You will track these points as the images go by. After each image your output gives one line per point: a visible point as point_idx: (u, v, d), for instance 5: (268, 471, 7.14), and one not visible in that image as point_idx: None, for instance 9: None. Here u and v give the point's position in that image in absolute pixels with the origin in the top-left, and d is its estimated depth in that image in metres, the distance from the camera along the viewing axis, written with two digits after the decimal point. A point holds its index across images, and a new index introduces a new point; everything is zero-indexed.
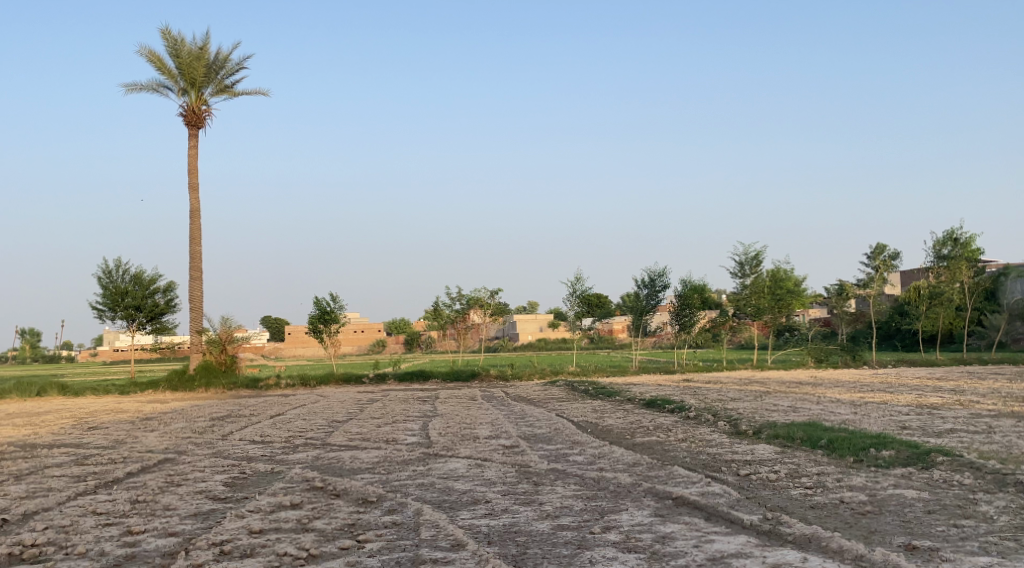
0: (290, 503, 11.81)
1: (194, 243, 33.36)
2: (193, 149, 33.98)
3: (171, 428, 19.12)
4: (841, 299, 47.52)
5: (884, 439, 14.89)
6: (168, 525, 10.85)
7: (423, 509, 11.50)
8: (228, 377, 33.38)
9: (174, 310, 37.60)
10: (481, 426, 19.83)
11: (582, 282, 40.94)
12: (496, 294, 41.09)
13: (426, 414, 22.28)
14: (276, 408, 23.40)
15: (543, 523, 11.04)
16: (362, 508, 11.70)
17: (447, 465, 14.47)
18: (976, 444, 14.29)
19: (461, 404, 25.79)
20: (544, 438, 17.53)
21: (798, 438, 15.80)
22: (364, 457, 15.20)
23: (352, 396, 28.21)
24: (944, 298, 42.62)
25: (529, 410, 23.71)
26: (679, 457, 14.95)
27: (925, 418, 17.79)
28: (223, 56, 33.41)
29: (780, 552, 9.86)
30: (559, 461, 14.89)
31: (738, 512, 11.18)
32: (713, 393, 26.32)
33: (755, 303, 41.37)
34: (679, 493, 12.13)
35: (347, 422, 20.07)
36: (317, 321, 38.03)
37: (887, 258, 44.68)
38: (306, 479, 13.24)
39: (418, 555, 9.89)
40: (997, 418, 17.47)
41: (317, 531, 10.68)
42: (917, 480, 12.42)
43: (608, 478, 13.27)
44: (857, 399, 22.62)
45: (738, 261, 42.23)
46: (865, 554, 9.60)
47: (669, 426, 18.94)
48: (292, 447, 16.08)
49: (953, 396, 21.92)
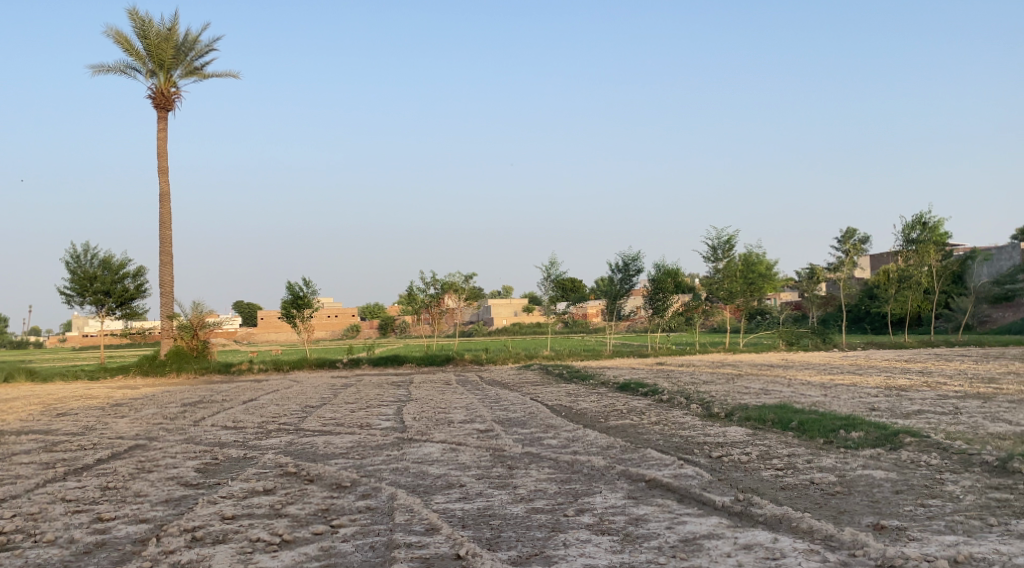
0: (263, 489, 11.75)
1: (164, 227, 33.01)
2: (163, 132, 33.52)
3: (140, 413, 18.95)
4: (812, 283, 47.99)
5: (854, 420, 15.06)
6: (139, 511, 10.79)
7: (398, 493, 11.53)
8: (199, 362, 33.18)
9: (143, 295, 37.24)
10: (456, 410, 19.81)
11: (557, 266, 41.29)
12: (471, 278, 41.18)
13: (400, 398, 22.31)
14: (248, 393, 23.34)
15: (518, 506, 11.10)
16: (336, 493, 11.68)
17: (421, 449, 14.45)
18: (943, 425, 14.49)
19: (436, 388, 25.75)
20: (518, 422, 17.57)
21: (769, 421, 15.95)
22: (338, 442, 15.18)
23: (326, 381, 28.18)
24: (914, 281, 43.12)
25: (502, 395, 23.73)
26: (652, 439, 15.09)
27: (893, 400, 18.02)
28: (191, 38, 33.02)
29: (751, 533, 9.97)
30: (533, 444, 14.96)
31: (711, 494, 11.29)
32: (686, 377, 26.52)
33: (728, 287, 41.56)
34: (653, 475, 12.22)
35: (320, 407, 20.04)
36: (290, 306, 37.73)
37: (857, 241, 45.15)
38: (279, 465, 13.21)
39: (392, 540, 9.90)
40: (963, 398, 17.75)
41: (291, 516, 10.67)
42: (885, 460, 12.58)
43: (582, 461, 13.33)
44: (827, 382, 22.80)
45: (711, 245, 42.46)
46: (834, 534, 9.73)
47: (642, 409, 19.03)
48: (264, 433, 16.00)
49: (921, 378, 22.13)
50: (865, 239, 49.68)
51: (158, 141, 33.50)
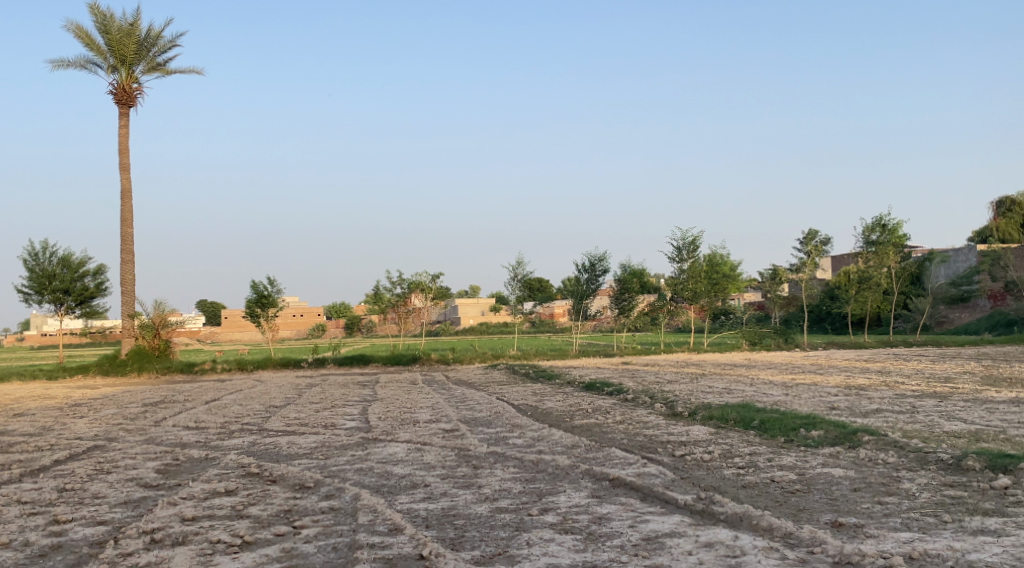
0: (224, 490, 11.67)
1: (125, 226, 32.60)
2: (124, 128, 33.08)
3: (100, 414, 18.72)
4: (775, 283, 48.50)
5: (814, 419, 15.27)
6: (97, 513, 10.66)
7: (361, 494, 11.49)
8: (161, 362, 32.85)
9: (104, 293, 36.76)
10: (422, 410, 19.77)
11: (523, 266, 41.55)
12: (437, 278, 41.10)
13: (366, 398, 22.25)
14: (210, 393, 23.11)
15: (482, 506, 11.12)
16: (298, 494, 11.63)
17: (385, 449, 14.42)
18: (900, 423, 14.73)
19: (402, 388, 25.72)
20: (484, 421, 17.58)
21: (732, 419, 16.12)
22: (302, 442, 15.09)
23: (291, 381, 28.04)
24: (873, 283, 43.70)
25: (468, 394, 23.72)
26: (617, 438, 15.20)
27: (852, 399, 18.32)
28: (154, 34, 32.66)
29: (712, 531, 10.07)
30: (498, 444, 14.99)
31: (674, 493, 11.38)
32: (651, 376, 26.66)
33: (693, 287, 41.87)
34: (616, 474, 12.31)
35: (285, 407, 19.89)
36: (254, 305, 37.39)
37: (818, 242, 45.69)
38: (241, 465, 13.11)
39: (355, 540, 9.87)
40: (920, 397, 18.06)
41: (253, 517, 10.60)
42: (844, 458, 12.77)
43: (547, 460, 13.38)
44: (788, 381, 23.11)
45: (676, 246, 42.75)
46: (793, 532, 9.86)
47: (607, 409, 19.15)
48: (227, 433, 15.87)
49: (880, 378, 22.49)
50: (827, 240, 50.24)
51: (119, 138, 33.08)
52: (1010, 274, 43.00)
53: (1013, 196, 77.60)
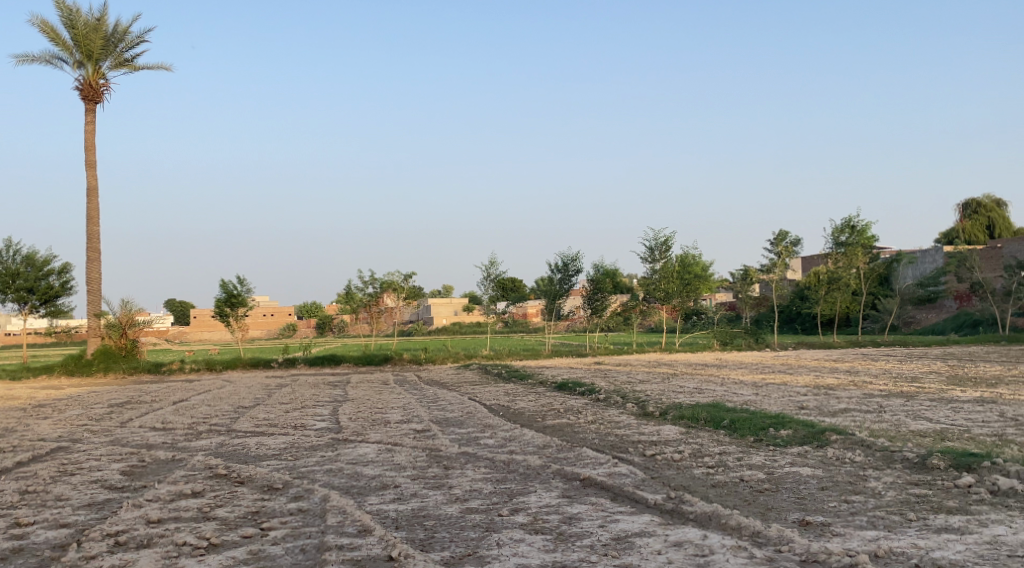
0: (191, 491, 11.55)
1: (91, 224, 32.20)
2: (91, 125, 32.66)
3: (65, 415, 18.46)
4: (745, 283, 48.85)
5: (783, 418, 15.38)
6: (60, 516, 10.51)
7: (330, 495, 11.41)
8: (128, 362, 32.50)
9: (69, 293, 36.30)
10: (392, 410, 19.72)
11: (496, 265, 41.50)
12: (410, 277, 40.97)
13: (337, 398, 22.12)
14: (178, 394, 22.86)
15: (452, 507, 11.08)
16: (267, 495, 11.53)
17: (356, 450, 14.33)
18: (868, 423, 14.88)
19: (373, 388, 25.61)
20: (455, 422, 17.55)
21: (702, 419, 16.20)
22: (271, 443, 14.97)
23: (261, 381, 27.84)
24: (842, 284, 44.07)
25: (440, 394, 23.67)
26: (588, 438, 15.22)
27: (821, 398, 18.48)
28: (121, 29, 32.31)
29: (681, 530, 10.11)
30: (470, 444, 14.96)
31: (644, 492, 11.42)
32: (623, 376, 26.73)
33: (665, 287, 42.05)
34: (587, 474, 12.32)
35: (254, 407, 19.73)
36: (223, 305, 37.07)
37: (788, 243, 46.07)
38: (209, 466, 12.98)
39: (323, 542, 9.81)
40: (887, 397, 18.25)
41: (219, 519, 10.50)
42: (812, 457, 12.88)
43: (518, 461, 13.37)
44: (759, 380, 23.27)
45: (648, 246, 42.93)
46: (760, 531, 9.91)
47: (579, 408, 19.19)
48: (195, 434, 15.71)
49: (849, 377, 22.71)
50: (797, 241, 50.66)
51: (85, 134, 32.67)
52: (975, 275, 43.50)
53: (979, 197, 78.66)
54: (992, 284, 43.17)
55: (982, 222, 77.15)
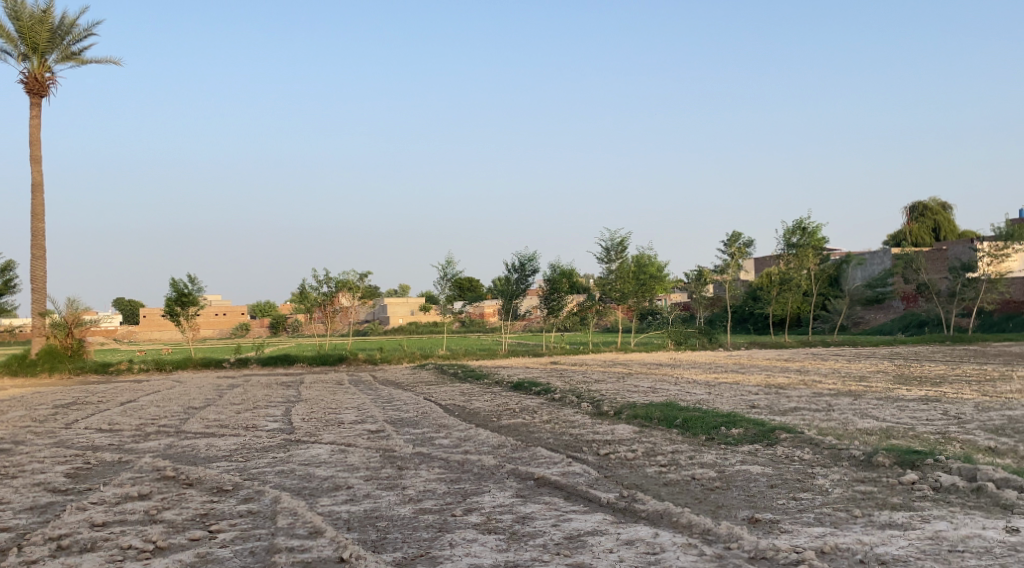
0: (138, 494, 11.35)
1: (36, 221, 31.51)
2: (35, 119, 31.96)
3: (7, 416, 18.04)
4: (700, 284, 49.35)
5: (734, 417, 15.55)
6: (1, 520, 10.27)
7: (281, 497, 11.29)
8: (74, 362, 31.88)
9: (12, 291, 35.47)
10: (346, 410, 19.60)
11: (452, 265, 41.53)
12: (366, 276, 40.76)
13: (291, 398, 21.96)
14: (127, 394, 22.48)
15: (405, 507, 11.02)
16: (216, 497, 11.38)
17: (308, 451, 14.19)
18: (817, 421, 15.10)
19: (328, 388, 25.49)
20: (410, 422, 17.51)
21: (655, 418, 16.34)
22: (221, 444, 14.77)
23: (213, 382, 27.53)
24: (794, 284, 44.80)
25: (396, 394, 23.61)
26: (543, 437, 15.26)
27: (772, 397, 18.77)
28: (68, 21, 31.68)
29: (634, 528, 10.17)
30: (424, 444, 14.92)
31: (597, 491, 11.47)
32: (578, 375, 26.88)
33: (621, 287, 42.31)
34: (541, 473, 12.35)
35: (204, 408, 19.49)
36: (174, 304, 36.50)
37: (741, 244, 46.61)
38: (156, 468, 12.77)
39: (273, 544, 9.70)
40: (836, 396, 18.58)
41: (166, 522, 10.33)
42: (762, 456, 13.04)
43: (473, 461, 13.35)
44: (712, 379, 23.54)
45: (604, 246, 43.17)
46: (711, 528, 10.01)
47: (534, 408, 19.26)
48: (142, 436, 15.45)
49: (799, 376, 23.06)
50: (750, 243, 51.27)
51: (30, 129, 31.96)
52: (921, 276, 44.36)
53: (925, 200, 80.41)
54: (937, 286, 44.11)
55: (928, 224, 78.85)
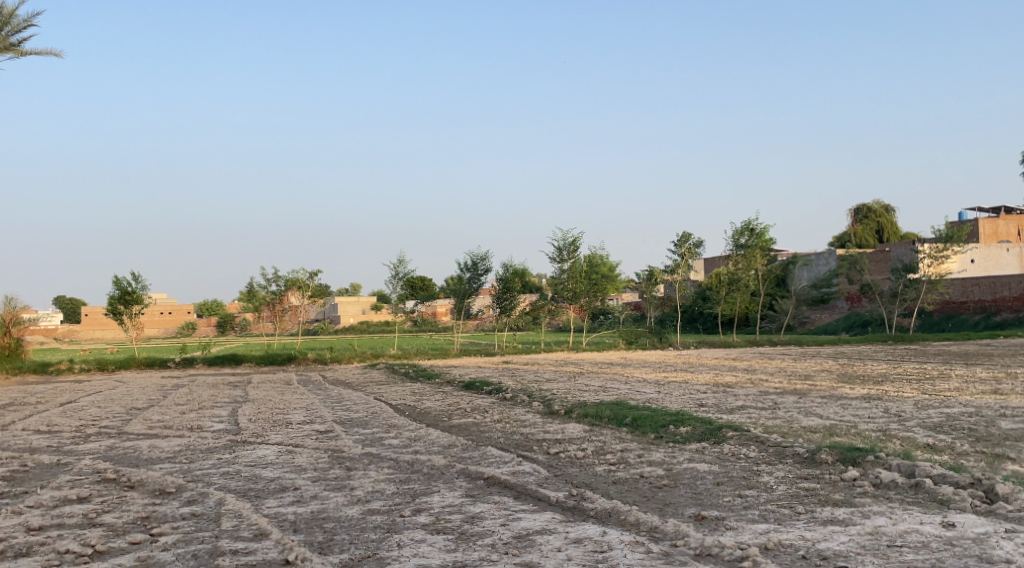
0: (77, 497, 11.10)
1: None
2: None
3: None
4: (651, 284, 49.74)
5: (683, 415, 15.69)
6: None
7: (226, 499, 11.12)
8: (13, 362, 31.10)
9: None
10: (295, 411, 19.37)
11: (405, 264, 41.38)
12: (316, 275, 40.39)
13: (238, 399, 21.65)
14: (68, 395, 21.98)
15: (353, 508, 10.92)
16: (158, 499, 11.17)
17: (255, 452, 14.00)
18: (763, 419, 15.29)
19: (276, 388, 25.20)
20: (359, 422, 17.36)
21: (605, 416, 16.41)
22: (165, 445, 14.49)
23: (158, 382, 27.03)
24: (742, 283, 45.31)
25: (346, 393, 23.43)
26: (493, 437, 15.23)
27: (720, 395, 18.99)
28: (7, 12, 30.91)
29: (582, 527, 10.19)
30: (374, 444, 14.81)
31: (547, 490, 11.48)
32: (529, 375, 26.91)
33: (572, 287, 42.45)
34: (491, 472, 12.32)
35: (148, 409, 19.14)
36: (118, 302, 35.78)
37: (691, 245, 47.09)
38: (96, 471, 12.49)
39: (217, 547, 9.54)
40: (782, 394, 18.85)
41: (106, 526, 10.11)
42: (709, 454, 13.16)
43: (423, 461, 13.28)
44: (661, 378, 23.70)
45: (557, 246, 43.28)
46: (658, 526, 10.07)
47: (485, 407, 19.23)
48: (83, 437, 15.10)
49: (746, 375, 23.33)
50: (699, 244, 51.79)
51: None
52: (865, 277, 44.96)
53: (869, 203, 81.95)
54: (880, 286, 44.83)
55: (872, 226, 80.37)
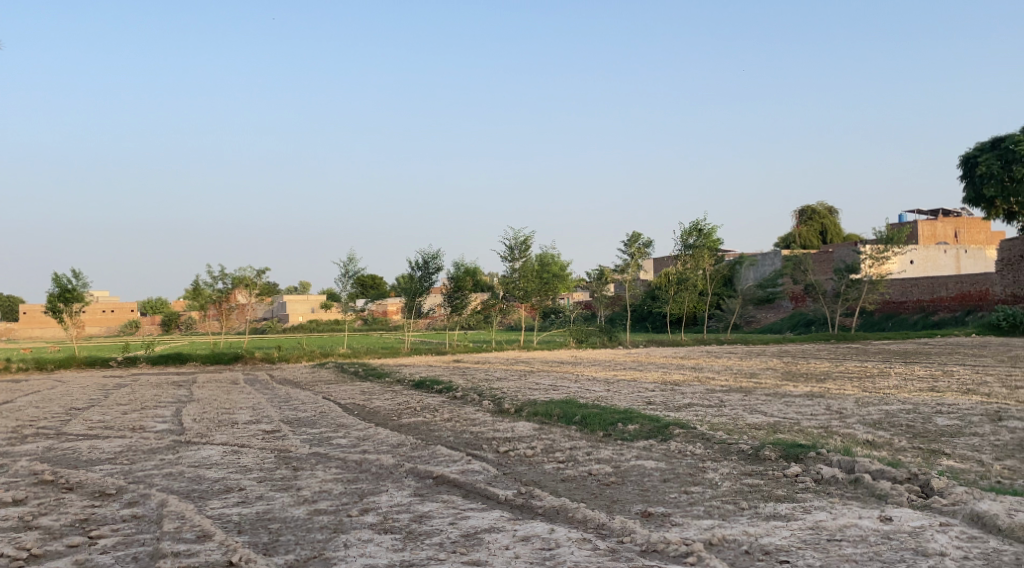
0: (12, 500, 10.81)
1: None
2: None
3: None
4: (601, 283, 50.01)
5: (631, 414, 15.78)
6: None
7: (168, 500, 10.91)
8: None
9: None
10: (241, 410, 19.10)
11: (355, 262, 41.10)
12: (264, 273, 39.91)
13: (182, 398, 21.26)
14: (5, 395, 21.42)
15: (299, 508, 10.80)
16: (97, 501, 10.93)
17: (199, 453, 13.77)
18: (709, 417, 15.45)
19: (222, 388, 24.80)
20: (307, 421, 17.18)
21: (555, 415, 16.46)
22: (105, 446, 14.17)
23: (100, 382, 26.45)
24: (689, 283, 45.91)
25: (294, 393, 23.16)
26: (442, 436, 15.17)
27: (668, 394, 19.14)
28: None
29: (530, 525, 10.20)
30: (322, 444, 14.66)
31: (495, 489, 11.46)
32: (478, 374, 26.86)
33: (523, 286, 42.47)
34: (439, 471, 12.28)
35: (88, 408, 18.72)
36: (58, 300, 34.96)
37: (640, 245, 47.46)
38: (33, 472, 12.18)
39: (158, 549, 9.36)
40: (729, 392, 19.04)
41: (43, 529, 9.87)
42: (657, 451, 13.26)
43: (371, 460, 13.18)
44: (610, 377, 23.83)
45: (508, 245, 43.30)
46: (605, 523, 10.12)
47: (434, 406, 19.14)
48: (19, 439, 14.70)
49: (694, 373, 23.53)
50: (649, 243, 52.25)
51: None
52: (809, 277, 45.76)
53: (814, 204, 83.32)
54: (823, 287, 45.63)
55: (817, 227, 81.72)
